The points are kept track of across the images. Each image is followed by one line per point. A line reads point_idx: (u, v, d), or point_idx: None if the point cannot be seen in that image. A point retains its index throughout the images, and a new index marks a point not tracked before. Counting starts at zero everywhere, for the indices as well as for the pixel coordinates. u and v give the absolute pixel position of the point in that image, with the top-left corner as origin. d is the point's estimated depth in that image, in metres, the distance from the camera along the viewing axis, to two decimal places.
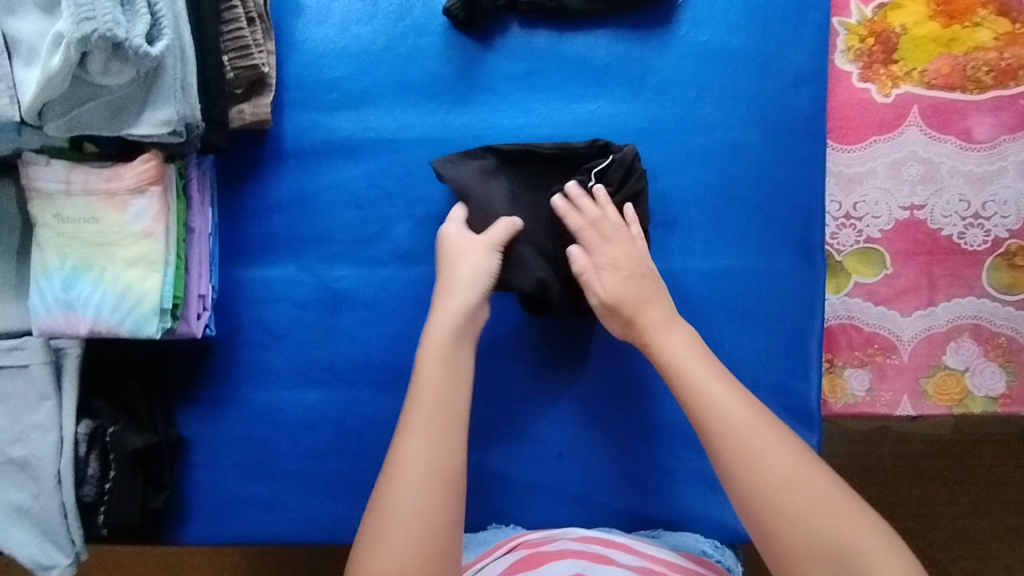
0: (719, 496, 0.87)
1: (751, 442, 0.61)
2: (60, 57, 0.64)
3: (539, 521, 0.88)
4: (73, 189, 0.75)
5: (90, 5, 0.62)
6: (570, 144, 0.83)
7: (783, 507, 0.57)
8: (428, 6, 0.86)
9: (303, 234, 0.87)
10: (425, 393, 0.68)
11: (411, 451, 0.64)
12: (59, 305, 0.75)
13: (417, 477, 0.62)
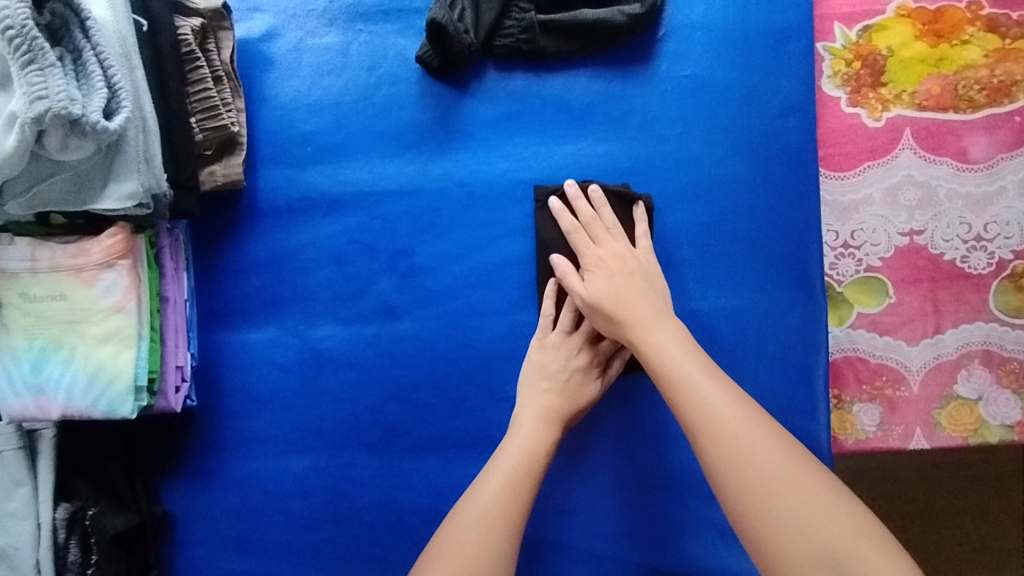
0: (731, 547, 0.82)
1: (748, 446, 0.58)
2: (14, 137, 0.61)
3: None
4: (39, 266, 0.72)
5: (42, 83, 0.60)
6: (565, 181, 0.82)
7: (778, 512, 0.55)
8: (400, 53, 0.84)
9: (283, 294, 0.84)
10: (487, 504, 0.67)
11: (452, 553, 0.64)
12: (29, 389, 0.71)
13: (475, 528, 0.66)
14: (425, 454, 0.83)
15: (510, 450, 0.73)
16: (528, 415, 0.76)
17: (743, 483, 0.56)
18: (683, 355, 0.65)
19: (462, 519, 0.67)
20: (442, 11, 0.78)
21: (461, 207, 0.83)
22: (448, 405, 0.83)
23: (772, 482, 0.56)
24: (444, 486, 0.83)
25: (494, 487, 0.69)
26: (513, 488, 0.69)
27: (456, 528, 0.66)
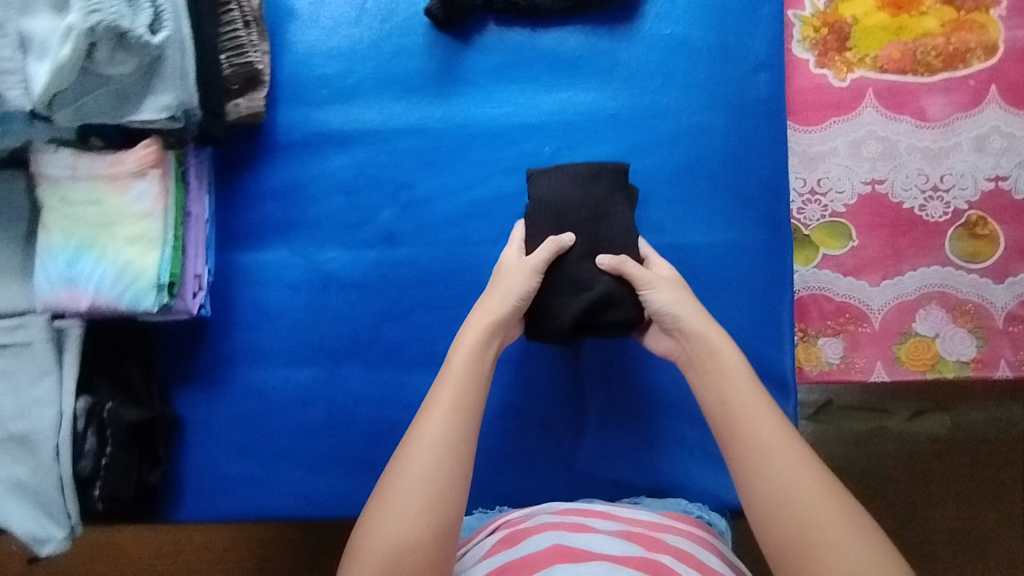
0: (699, 464, 0.89)
1: (756, 413, 0.65)
2: (69, 47, 0.71)
3: (524, 491, 0.89)
4: (79, 174, 0.81)
5: None
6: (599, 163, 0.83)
7: (766, 469, 0.62)
8: (410, 8, 0.93)
9: (295, 220, 0.92)
10: (434, 435, 0.64)
11: (422, 445, 0.64)
12: (63, 281, 0.79)
13: (431, 446, 0.64)
14: (418, 368, 0.90)
15: (456, 369, 0.69)
16: (466, 342, 0.71)
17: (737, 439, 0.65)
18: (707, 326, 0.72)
19: (414, 449, 0.64)
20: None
21: (460, 147, 0.92)
22: (441, 324, 0.90)
23: (770, 445, 0.63)
24: None
25: (439, 418, 0.65)
26: (464, 419, 0.66)
27: (413, 446, 0.64)
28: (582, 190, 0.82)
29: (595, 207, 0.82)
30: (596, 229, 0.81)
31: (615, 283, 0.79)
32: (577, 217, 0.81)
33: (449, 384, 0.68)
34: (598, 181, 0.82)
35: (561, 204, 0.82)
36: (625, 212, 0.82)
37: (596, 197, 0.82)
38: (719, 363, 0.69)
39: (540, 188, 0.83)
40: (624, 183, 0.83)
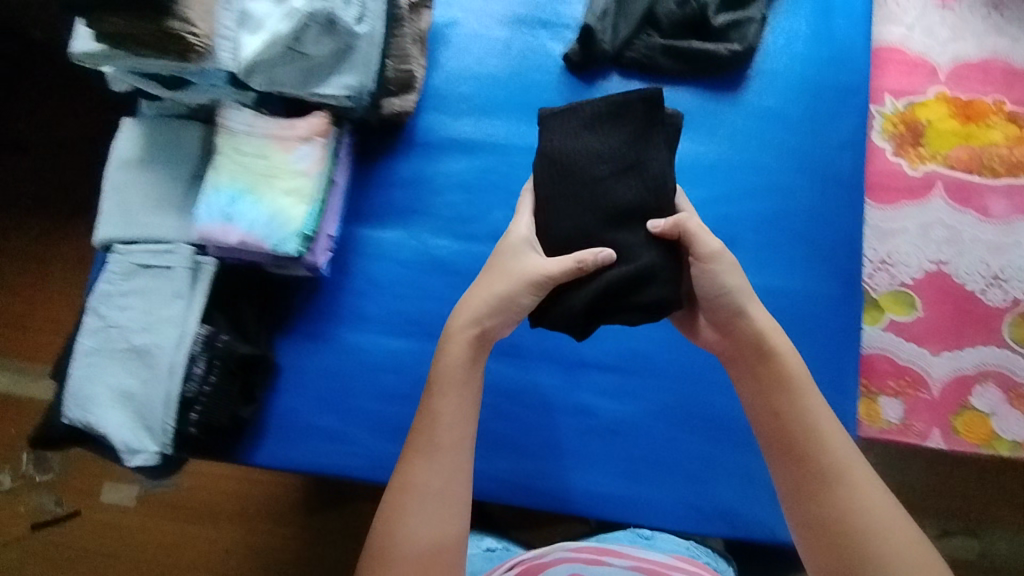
0: (758, 494, 0.92)
1: (823, 441, 0.69)
2: (289, 24, 0.86)
3: (582, 489, 0.93)
4: (255, 130, 0.93)
5: None
6: (619, 102, 0.77)
7: (834, 493, 0.67)
8: (549, 52, 1.09)
9: (416, 207, 1.03)
10: (417, 484, 0.69)
11: (410, 492, 0.69)
12: (221, 216, 0.90)
13: (423, 493, 0.69)
14: (503, 356, 0.98)
15: (445, 400, 0.72)
16: (443, 378, 0.73)
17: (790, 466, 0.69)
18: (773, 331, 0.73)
19: (399, 497, 0.69)
20: (592, 21, 1.01)
21: None
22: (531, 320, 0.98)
23: (831, 476, 0.67)
24: (512, 387, 0.97)
25: (423, 466, 0.70)
26: (449, 465, 0.70)
27: (401, 494, 0.69)
28: (603, 135, 0.77)
29: (621, 156, 0.76)
30: (619, 181, 0.76)
31: (649, 259, 0.74)
32: (597, 169, 0.76)
33: (439, 420, 0.71)
34: (621, 123, 0.77)
35: (581, 152, 0.77)
36: (656, 159, 0.77)
37: (619, 145, 0.77)
38: (768, 376, 0.72)
39: (555, 134, 0.78)
40: (654, 121, 0.77)
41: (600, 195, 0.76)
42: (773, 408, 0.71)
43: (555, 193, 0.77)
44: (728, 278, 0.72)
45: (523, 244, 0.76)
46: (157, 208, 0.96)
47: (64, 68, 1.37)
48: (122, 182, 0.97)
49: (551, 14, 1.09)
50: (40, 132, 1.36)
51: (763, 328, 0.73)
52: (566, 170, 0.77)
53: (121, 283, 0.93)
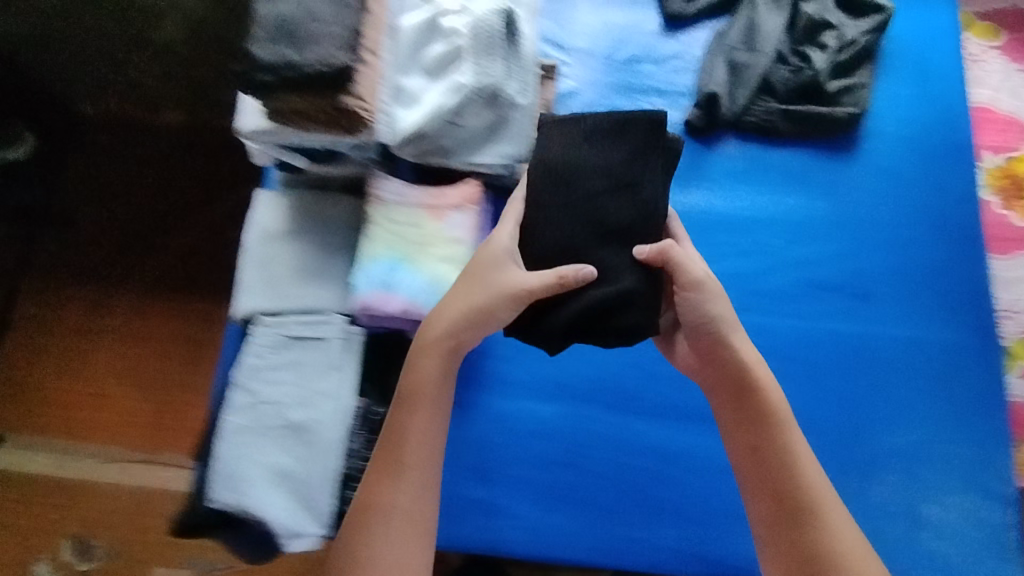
0: (923, 543, 0.95)
1: (823, 493, 0.75)
2: (455, 97, 0.91)
3: (676, 547, 0.96)
4: (405, 200, 0.95)
5: (489, 69, 0.90)
6: (623, 124, 0.84)
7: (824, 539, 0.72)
8: (667, 119, 1.13)
9: None
10: (390, 507, 0.74)
11: (410, 521, 0.74)
12: (380, 285, 0.90)
13: (395, 517, 0.74)
14: (650, 418, 1.01)
15: (428, 421, 0.77)
16: (415, 398, 0.78)
17: (769, 495, 0.75)
18: (767, 379, 0.79)
19: (367, 518, 0.74)
20: (716, 88, 1.09)
21: (702, 230, 1.07)
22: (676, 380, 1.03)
23: (798, 511, 0.74)
24: (665, 450, 1.00)
25: (395, 490, 0.75)
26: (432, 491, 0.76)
27: (400, 520, 0.73)
28: (605, 150, 0.84)
29: (619, 172, 0.83)
30: (613, 197, 0.82)
31: (631, 282, 0.78)
32: (594, 184, 0.82)
33: (419, 442, 0.76)
34: (623, 141, 0.84)
35: (583, 164, 0.83)
36: (651, 179, 0.83)
37: (618, 162, 0.83)
38: (761, 409, 0.78)
39: (558, 145, 0.85)
40: (652, 144, 0.84)
41: (595, 210, 0.82)
42: (749, 441, 0.77)
43: (559, 195, 0.83)
44: (714, 305, 0.78)
45: (504, 256, 0.80)
46: (304, 281, 0.96)
47: (179, 166, 1.53)
48: (266, 255, 0.98)
49: (665, 83, 1.15)
50: (163, 222, 1.52)
51: (746, 359, 0.78)
52: (569, 185, 0.83)
53: (271, 356, 0.92)
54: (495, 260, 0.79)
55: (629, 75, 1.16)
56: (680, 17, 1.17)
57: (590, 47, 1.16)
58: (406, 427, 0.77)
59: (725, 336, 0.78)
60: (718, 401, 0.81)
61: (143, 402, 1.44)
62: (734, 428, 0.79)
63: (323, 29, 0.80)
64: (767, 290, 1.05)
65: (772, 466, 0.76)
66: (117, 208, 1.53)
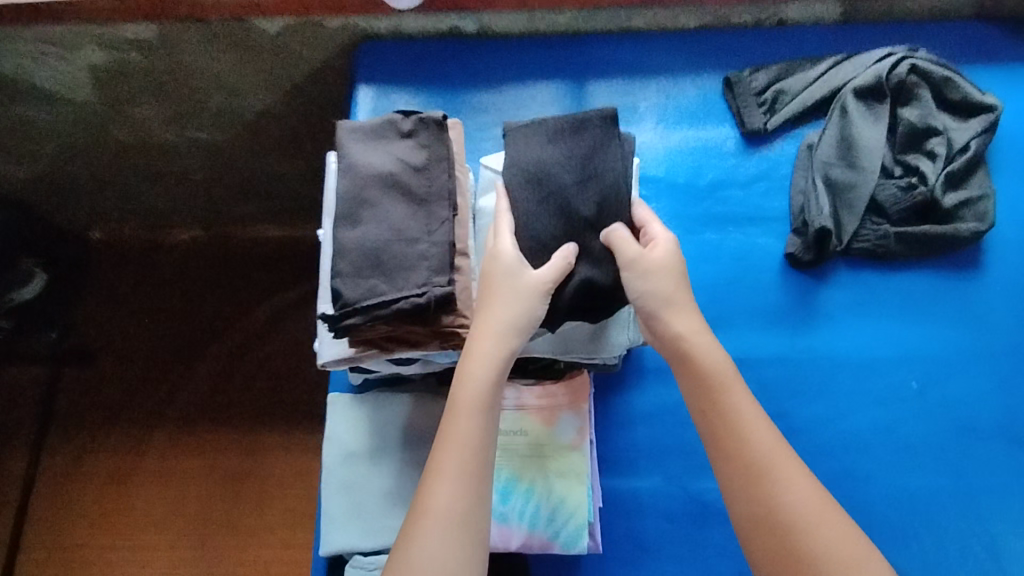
0: None
1: (772, 454, 0.68)
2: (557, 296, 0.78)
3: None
4: (506, 404, 0.84)
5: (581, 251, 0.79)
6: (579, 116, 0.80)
7: (784, 501, 0.65)
8: (764, 249, 1.02)
9: (667, 444, 0.92)
10: (439, 512, 0.63)
11: (449, 522, 0.63)
12: (495, 515, 0.80)
13: (443, 519, 0.63)
14: None
15: (459, 425, 0.67)
16: (462, 402, 0.68)
17: (729, 476, 0.68)
18: (706, 345, 0.73)
19: (418, 527, 0.63)
20: (822, 219, 0.98)
21: (826, 377, 0.96)
22: None
23: (756, 468, 0.67)
24: None
25: (443, 492, 0.64)
26: (468, 488, 0.65)
27: (427, 522, 0.63)
28: (565, 146, 0.80)
29: (583, 165, 0.78)
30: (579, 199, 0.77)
31: (609, 275, 0.78)
32: (559, 173, 0.78)
33: (454, 445, 0.66)
34: (583, 136, 0.80)
35: (545, 163, 0.79)
36: (615, 169, 0.79)
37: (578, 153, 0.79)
38: (719, 379, 0.71)
39: (519, 149, 0.80)
40: (612, 134, 0.79)
41: (564, 204, 0.78)
42: (697, 406, 0.72)
43: (526, 213, 0.78)
44: (650, 280, 0.75)
45: (515, 260, 0.74)
46: (401, 507, 0.84)
47: (274, 357, 1.82)
48: (353, 478, 0.86)
49: (756, 207, 1.05)
50: (267, 404, 1.78)
51: (679, 329, 0.73)
52: (535, 189, 0.78)
53: None
54: (509, 265, 0.74)
55: (715, 203, 1.06)
56: (762, 132, 1.08)
57: (667, 175, 1.07)
58: (439, 439, 0.68)
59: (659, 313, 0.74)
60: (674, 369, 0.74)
61: (263, 555, 1.66)
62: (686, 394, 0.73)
63: (413, 250, 0.71)
64: (908, 441, 0.93)
65: (727, 441, 0.69)
66: (224, 395, 1.80)
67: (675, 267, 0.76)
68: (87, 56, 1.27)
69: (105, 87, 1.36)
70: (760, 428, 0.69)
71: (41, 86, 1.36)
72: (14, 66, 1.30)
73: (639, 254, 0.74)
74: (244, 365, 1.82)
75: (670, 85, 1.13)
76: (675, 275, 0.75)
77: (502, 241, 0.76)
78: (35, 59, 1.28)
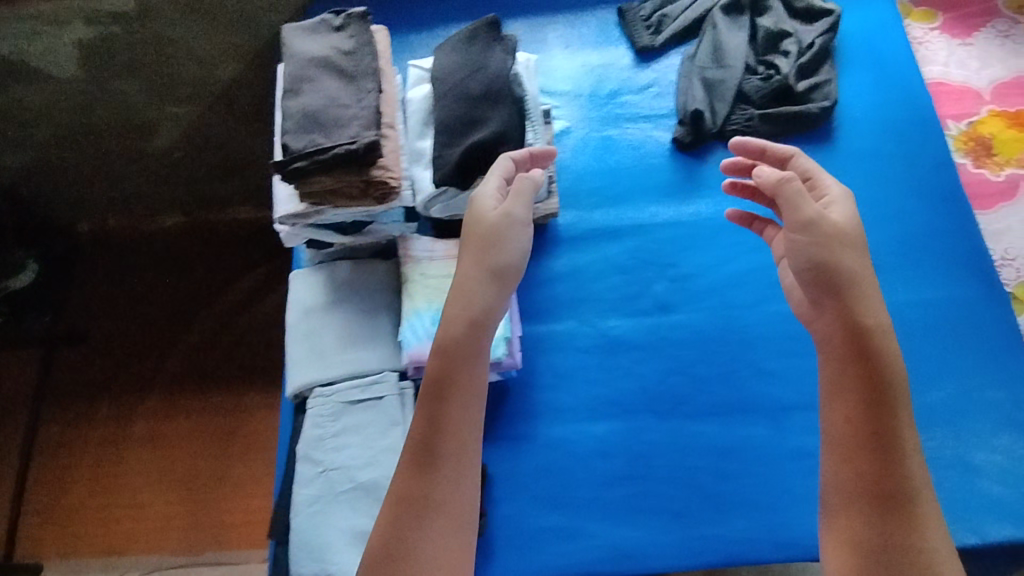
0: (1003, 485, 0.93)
1: (913, 472, 0.69)
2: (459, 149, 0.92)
3: (747, 537, 0.93)
4: (436, 255, 1.01)
5: (476, 112, 0.93)
6: (468, 30, 0.99)
7: (920, 529, 0.66)
8: (657, 140, 1.22)
9: (580, 296, 1.10)
10: (446, 498, 0.72)
11: (456, 514, 0.71)
12: (428, 336, 0.95)
13: (454, 509, 0.72)
14: (705, 418, 1.00)
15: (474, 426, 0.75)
16: (456, 389, 0.75)
17: (843, 451, 0.71)
18: (890, 351, 0.73)
19: (434, 505, 0.71)
20: (698, 107, 1.18)
21: (713, 234, 1.13)
22: (722, 379, 1.03)
23: (897, 472, 0.69)
24: (727, 447, 0.98)
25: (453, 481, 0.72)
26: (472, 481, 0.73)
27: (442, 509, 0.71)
28: (459, 54, 0.98)
29: (471, 65, 0.97)
30: (469, 87, 0.95)
31: (496, 128, 0.92)
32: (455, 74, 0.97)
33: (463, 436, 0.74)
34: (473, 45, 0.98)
35: (447, 70, 0.98)
36: (496, 62, 0.96)
37: (474, 52, 0.97)
38: (892, 399, 0.71)
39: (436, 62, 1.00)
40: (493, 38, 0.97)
41: (460, 95, 0.95)
42: (845, 411, 0.72)
43: (438, 103, 0.97)
44: (838, 251, 0.77)
45: (493, 237, 0.80)
46: (351, 346, 1.00)
47: (249, 313, 1.91)
48: (309, 328, 1.03)
49: (649, 108, 1.25)
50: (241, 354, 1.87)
51: (868, 321, 0.74)
52: (443, 90, 0.97)
53: (332, 424, 0.95)
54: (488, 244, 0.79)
55: (615, 107, 1.26)
56: (651, 48, 1.28)
57: (574, 89, 1.28)
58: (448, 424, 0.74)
59: (852, 295, 0.75)
60: (828, 357, 0.75)
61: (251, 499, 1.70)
62: (833, 392, 0.74)
63: (346, 113, 0.89)
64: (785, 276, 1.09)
65: (869, 446, 0.70)
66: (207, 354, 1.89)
67: (855, 226, 0.78)
68: (74, 32, 1.47)
69: (91, 62, 1.55)
70: (911, 449, 0.70)
71: (33, 66, 1.54)
72: (9, 47, 1.49)
73: (805, 204, 0.79)
74: (230, 332, 1.91)
75: (574, 20, 1.34)
76: (857, 246, 0.77)
77: (488, 208, 0.82)
78: (27, 37, 1.47)
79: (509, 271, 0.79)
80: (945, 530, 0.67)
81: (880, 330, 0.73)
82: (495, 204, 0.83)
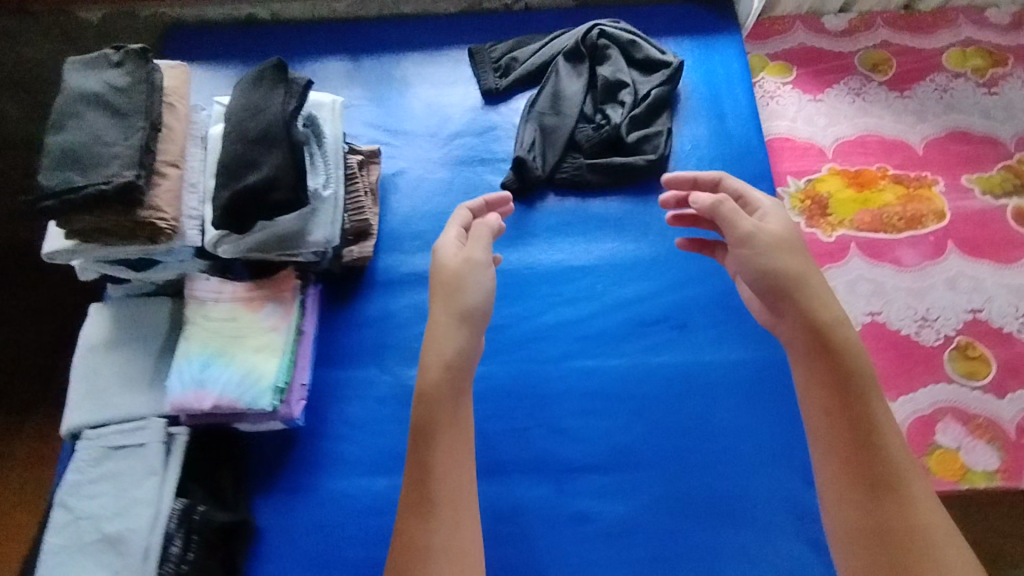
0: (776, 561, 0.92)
1: (895, 458, 0.74)
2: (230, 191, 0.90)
3: None
4: (222, 297, 0.99)
5: (252, 154, 0.91)
6: (256, 71, 0.97)
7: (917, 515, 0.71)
8: (489, 184, 1.20)
9: (385, 342, 1.08)
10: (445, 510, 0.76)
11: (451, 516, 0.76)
12: (193, 383, 0.93)
13: (449, 517, 0.76)
14: (490, 477, 0.98)
15: (453, 439, 0.79)
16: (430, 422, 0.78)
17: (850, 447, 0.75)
18: (848, 352, 0.78)
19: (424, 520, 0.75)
20: (523, 153, 1.17)
21: (530, 284, 1.11)
22: (513, 436, 1.01)
23: (875, 460, 0.74)
24: (507, 508, 0.96)
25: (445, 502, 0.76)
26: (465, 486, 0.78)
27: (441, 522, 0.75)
28: (246, 95, 0.96)
29: (255, 105, 0.94)
30: (247, 128, 0.93)
31: (269, 173, 0.89)
32: (237, 115, 0.94)
33: (444, 457, 0.78)
34: (260, 85, 0.96)
35: (232, 110, 0.95)
36: (278, 104, 0.94)
37: (259, 93, 0.95)
38: (860, 393, 0.76)
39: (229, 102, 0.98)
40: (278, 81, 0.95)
41: (239, 136, 0.92)
42: (822, 406, 0.78)
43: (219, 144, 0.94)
44: (775, 259, 0.82)
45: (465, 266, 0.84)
46: (128, 388, 0.98)
47: None
48: (87, 367, 0.99)
49: (486, 152, 1.23)
50: None
51: (823, 321, 0.79)
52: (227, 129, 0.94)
53: (91, 470, 0.92)
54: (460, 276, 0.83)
55: (454, 148, 1.24)
56: (495, 92, 1.27)
57: (415, 127, 1.26)
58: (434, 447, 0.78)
59: (802, 296, 0.80)
60: (798, 365, 0.80)
61: None
62: (807, 395, 0.79)
63: (108, 151, 0.87)
64: (598, 330, 1.08)
65: (852, 447, 0.75)
66: None
67: (791, 235, 0.84)
68: None
69: None
70: (887, 433, 0.75)
71: None
72: None
73: (748, 223, 0.84)
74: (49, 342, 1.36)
75: (425, 58, 1.33)
76: (798, 251, 0.82)
77: (450, 246, 0.87)
78: None
79: (477, 312, 0.82)
80: (937, 508, 0.72)
81: (835, 325, 0.79)
82: (457, 249, 0.87)
